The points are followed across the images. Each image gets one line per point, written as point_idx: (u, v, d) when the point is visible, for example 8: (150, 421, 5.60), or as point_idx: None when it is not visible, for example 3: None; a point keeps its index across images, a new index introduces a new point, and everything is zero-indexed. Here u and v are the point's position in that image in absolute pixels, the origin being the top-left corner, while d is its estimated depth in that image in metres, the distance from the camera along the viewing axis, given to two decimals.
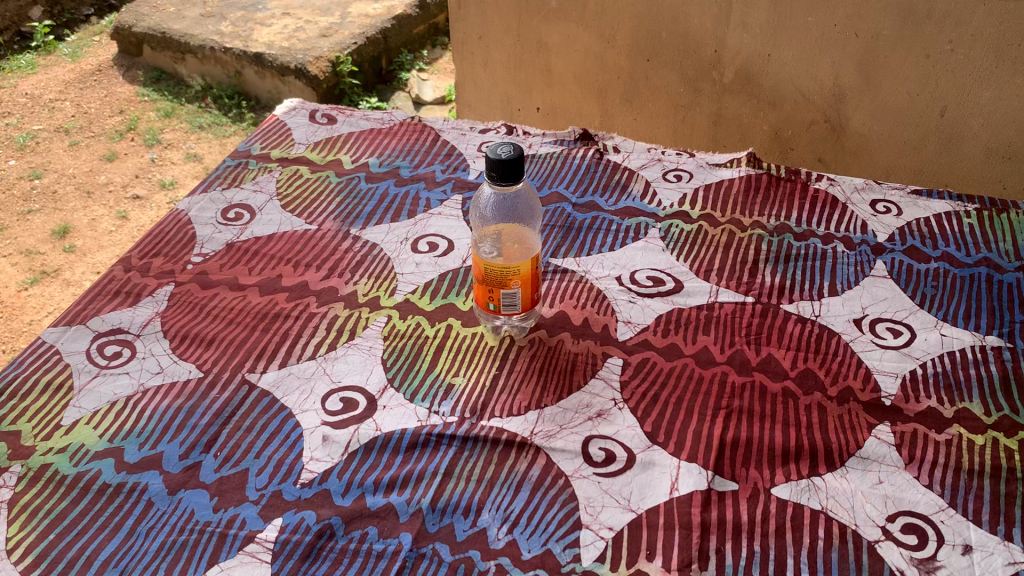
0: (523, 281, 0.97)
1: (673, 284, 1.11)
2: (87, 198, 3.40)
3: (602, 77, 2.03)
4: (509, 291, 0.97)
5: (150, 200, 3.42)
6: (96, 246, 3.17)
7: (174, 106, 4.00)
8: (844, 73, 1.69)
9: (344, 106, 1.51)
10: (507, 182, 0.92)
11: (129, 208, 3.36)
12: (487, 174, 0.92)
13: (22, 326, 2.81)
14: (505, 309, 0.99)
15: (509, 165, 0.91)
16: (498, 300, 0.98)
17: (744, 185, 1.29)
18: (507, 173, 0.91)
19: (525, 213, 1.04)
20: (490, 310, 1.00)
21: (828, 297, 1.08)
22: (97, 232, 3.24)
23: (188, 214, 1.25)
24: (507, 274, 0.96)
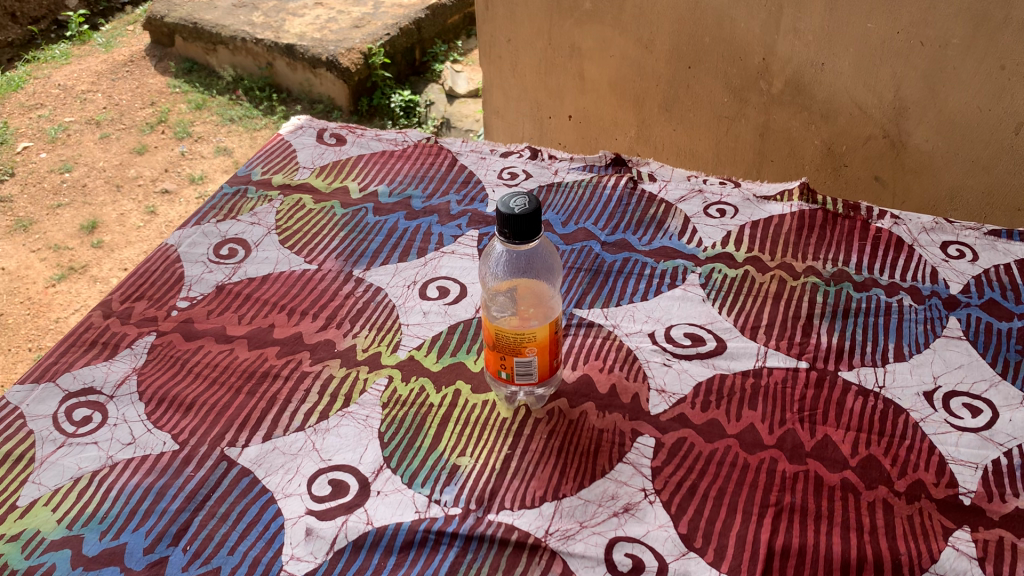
0: (540, 348, 0.84)
1: (714, 344, 0.97)
2: (116, 192, 3.33)
3: (639, 85, 1.89)
4: (524, 359, 0.84)
5: (179, 194, 3.33)
6: (124, 242, 3.09)
7: (205, 98, 3.90)
8: (906, 85, 1.53)
9: (355, 125, 1.39)
10: (522, 240, 0.79)
11: (158, 203, 3.28)
12: (497, 230, 0.79)
13: (48, 324, 2.75)
14: (519, 378, 0.86)
15: (525, 221, 0.78)
16: (511, 368, 0.85)
17: (795, 222, 1.14)
18: (520, 230, 0.78)
19: (543, 268, 0.90)
20: (502, 378, 0.87)
21: (893, 363, 0.94)
22: (126, 227, 3.16)
23: (177, 251, 1.14)
24: (521, 340, 0.83)
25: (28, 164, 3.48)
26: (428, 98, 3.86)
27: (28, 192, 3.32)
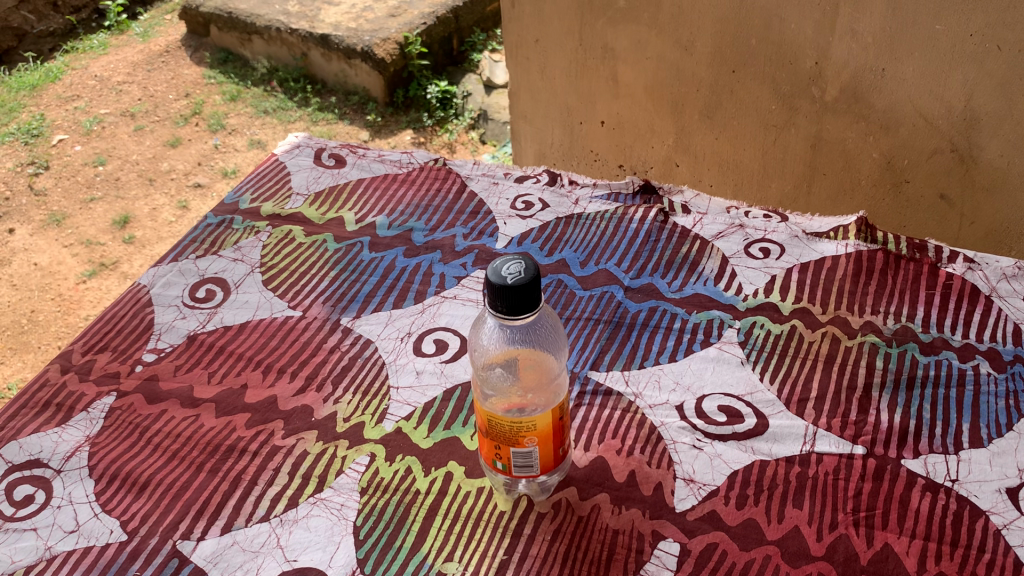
0: (542, 438, 0.69)
1: (753, 421, 0.82)
2: (149, 185, 3.22)
3: (677, 90, 1.72)
4: (523, 449, 0.70)
5: (212, 188, 3.21)
6: (155, 237, 2.98)
7: (239, 89, 3.79)
8: (980, 94, 1.35)
9: (357, 145, 1.29)
10: (516, 314, 0.64)
11: (190, 197, 3.16)
12: (489, 301, 0.65)
13: (79, 322, 2.65)
14: (517, 470, 0.72)
15: (516, 292, 0.63)
16: (507, 459, 0.71)
17: (851, 267, 0.99)
18: (516, 304, 0.63)
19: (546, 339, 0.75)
20: (498, 468, 0.73)
21: (968, 449, 0.79)
22: (158, 223, 3.05)
23: (149, 292, 1.03)
24: (518, 430, 0.68)
25: (63, 157, 3.40)
26: (466, 88, 3.67)
27: (62, 185, 3.24)
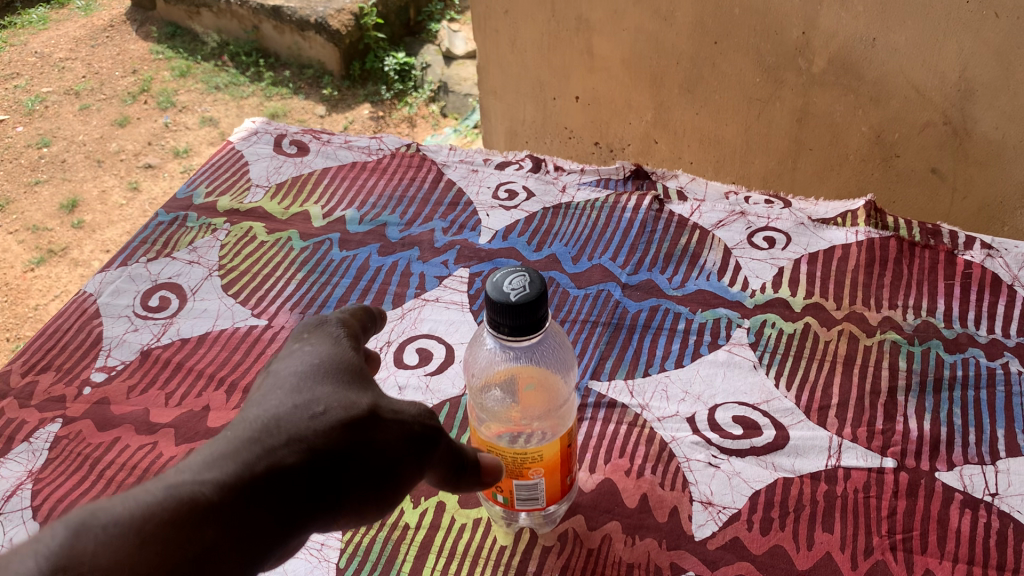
0: (550, 468, 0.60)
1: (771, 433, 0.75)
2: (97, 167, 3.04)
3: (655, 62, 1.63)
4: (527, 483, 0.61)
5: (164, 168, 3.04)
6: (106, 221, 2.81)
7: (189, 65, 3.58)
8: (974, 64, 1.29)
9: (321, 130, 1.19)
10: (518, 336, 0.56)
11: (141, 178, 2.99)
12: (492, 322, 0.56)
13: (26, 312, 2.49)
14: (521, 504, 0.63)
15: (512, 314, 0.55)
16: (509, 492, 0.62)
17: (863, 256, 0.92)
18: (523, 323, 0.55)
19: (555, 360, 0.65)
20: (498, 502, 0.64)
21: (1005, 459, 0.72)
22: (108, 206, 2.88)
23: (96, 301, 0.93)
24: (523, 461, 0.59)
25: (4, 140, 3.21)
26: (424, 60, 3.54)
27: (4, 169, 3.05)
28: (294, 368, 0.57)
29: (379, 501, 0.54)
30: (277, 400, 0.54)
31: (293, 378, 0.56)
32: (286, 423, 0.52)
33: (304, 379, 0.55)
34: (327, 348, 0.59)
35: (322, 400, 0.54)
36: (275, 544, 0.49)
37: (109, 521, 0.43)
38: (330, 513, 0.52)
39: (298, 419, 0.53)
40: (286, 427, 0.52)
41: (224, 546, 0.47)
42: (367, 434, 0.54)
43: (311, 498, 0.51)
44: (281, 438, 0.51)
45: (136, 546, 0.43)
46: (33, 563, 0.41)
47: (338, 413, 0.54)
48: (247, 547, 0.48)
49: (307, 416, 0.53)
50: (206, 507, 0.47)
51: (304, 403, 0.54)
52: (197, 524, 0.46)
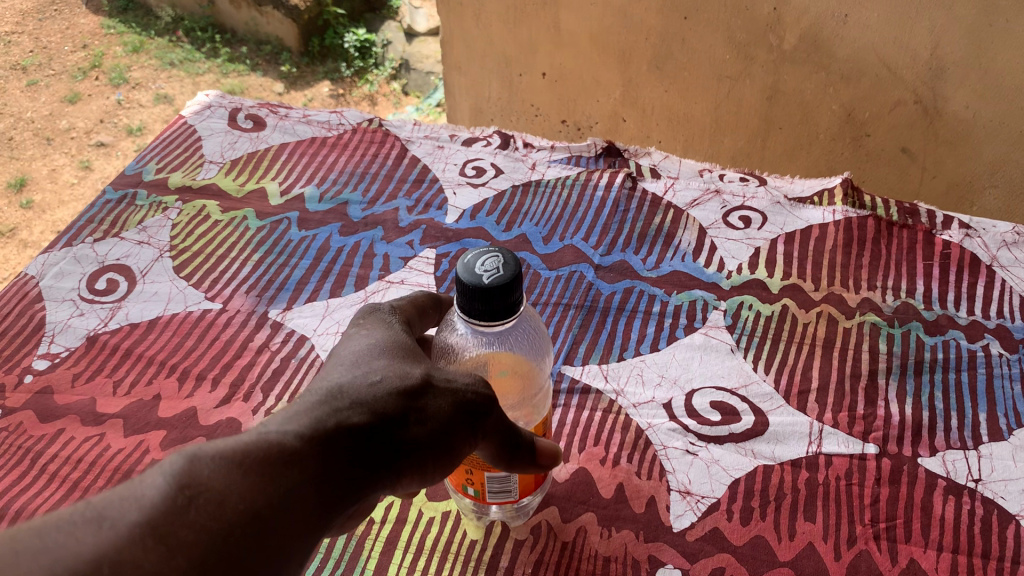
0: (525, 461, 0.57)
1: (750, 419, 0.72)
2: (46, 145, 2.90)
3: (624, 38, 1.60)
4: (500, 475, 0.57)
5: (117, 147, 2.93)
6: (56, 202, 2.68)
7: (142, 40, 3.43)
8: (946, 41, 1.27)
9: (278, 104, 1.14)
10: (488, 321, 0.52)
11: (93, 157, 2.87)
12: (464, 307, 0.52)
13: None
14: (492, 497, 0.59)
15: (484, 297, 0.51)
16: (480, 485, 0.58)
17: (840, 236, 0.90)
18: (496, 305, 0.51)
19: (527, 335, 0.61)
20: (468, 495, 0.60)
21: (988, 444, 0.70)
22: (58, 185, 2.75)
23: (39, 284, 0.87)
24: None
25: None
26: (386, 37, 3.47)
27: None
28: (352, 345, 0.54)
29: (438, 468, 0.50)
30: (336, 370, 0.51)
31: (352, 351, 0.53)
32: (349, 389, 0.49)
33: (364, 352, 0.53)
34: (384, 324, 0.56)
35: (381, 370, 0.51)
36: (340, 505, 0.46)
37: (209, 457, 0.42)
38: (389, 476, 0.49)
39: (357, 388, 0.49)
40: (347, 394, 0.49)
41: (297, 499, 0.43)
42: (423, 403, 0.50)
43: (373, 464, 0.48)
44: (346, 403, 0.48)
45: (235, 479, 0.42)
46: (160, 480, 0.40)
47: (399, 380, 0.51)
48: (320, 503, 0.44)
49: (367, 383, 0.50)
50: (280, 457, 0.44)
51: (363, 372, 0.51)
52: (272, 472, 0.43)
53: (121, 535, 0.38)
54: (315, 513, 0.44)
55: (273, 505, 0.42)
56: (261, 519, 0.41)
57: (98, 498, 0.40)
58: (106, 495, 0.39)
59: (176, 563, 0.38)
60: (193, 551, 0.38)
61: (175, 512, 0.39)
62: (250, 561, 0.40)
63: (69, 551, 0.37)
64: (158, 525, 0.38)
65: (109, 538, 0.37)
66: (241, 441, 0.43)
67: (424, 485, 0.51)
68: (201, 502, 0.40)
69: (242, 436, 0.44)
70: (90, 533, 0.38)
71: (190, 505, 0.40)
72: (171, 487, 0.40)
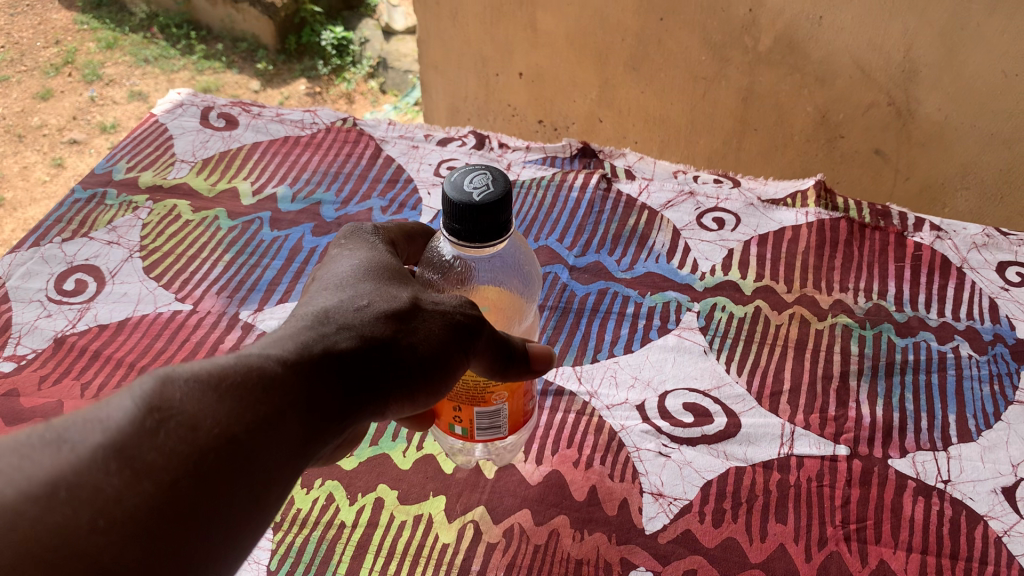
0: (513, 391, 0.57)
1: (723, 420, 0.72)
2: (17, 142, 2.85)
3: (600, 39, 1.60)
4: (490, 409, 0.58)
5: (90, 144, 2.89)
6: (27, 200, 2.64)
7: (116, 37, 3.38)
8: (919, 44, 1.28)
9: (251, 103, 1.13)
10: (477, 242, 0.53)
11: (65, 154, 2.83)
12: (455, 229, 0.52)
13: None
14: (480, 435, 0.59)
15: (474, 213, 0.52)
16: (469, 423, 0.58)
17: (813, 238, 0.91)
18: (486, 224, 0.52)
19: (515, 270, 0.64)
20: (456, 435, 0.60)
21: (957, 445, 0.70)
22: (29, 183, 2.70)
23: (5, 284, 0.86)
24: (487, 384, 0.56)
25: None
26: (363, 34, 3.45)
27: None
28: (339, 271, 0.57)
29: (428, 389, 0.53)
30: (324, 296, 0.54)
31: (338, 278, 0.55)
32: (336, 314, 0.52)
33: (349, 278, 0.55)
34: (369, 250, 0.59)
35: (367, 295, 0.54)
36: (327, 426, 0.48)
37: (184, 379, 0.44)
38: (379, 397, 0.51)
39: (345, 312, 0.52)
40: (334, 318, 0.51)
41: (284, 419, 0.46)
42: (411, 325, 0.53)
43: (361, 385, 0.50)
44: (334, 327, 0.51)
45: (212, 402, 0.43)
46: (127, 401, 0.41)
47: (386, 304, 0.53)
48: (306, 424, 0.47)
49: (354, 307, 0.52)
50: (266, 379, 0.46)
51: (350, 298, 0.53)
52: (259, 393, 0.45)
53: (80, 458, 0.39)
54: (301, 433, 0.47)
55: (258, 423, 0.44)
56: (240, 443, 0.43)
57: (61, 420, 0.41)
58: (69, 419, 0.41)
59: (141, 486, 0.39)
60: (159, 476, 0.40)
61: (144, 435, 0.40)
62: (231, 482, 0.42)
63: (26, 470, 0.38)
64: (123, 448, 0.39)
65: (68, 458, 0.39)
66: (224, 362, 0.45)
67: (417, 407, 0.54)
68: (171, 426, 0.41)
69: (226, 358, 0.46)
70: (47, 456, 0.38)
71: (159, 429, 0.41)
72: (140, 410, 0.41)
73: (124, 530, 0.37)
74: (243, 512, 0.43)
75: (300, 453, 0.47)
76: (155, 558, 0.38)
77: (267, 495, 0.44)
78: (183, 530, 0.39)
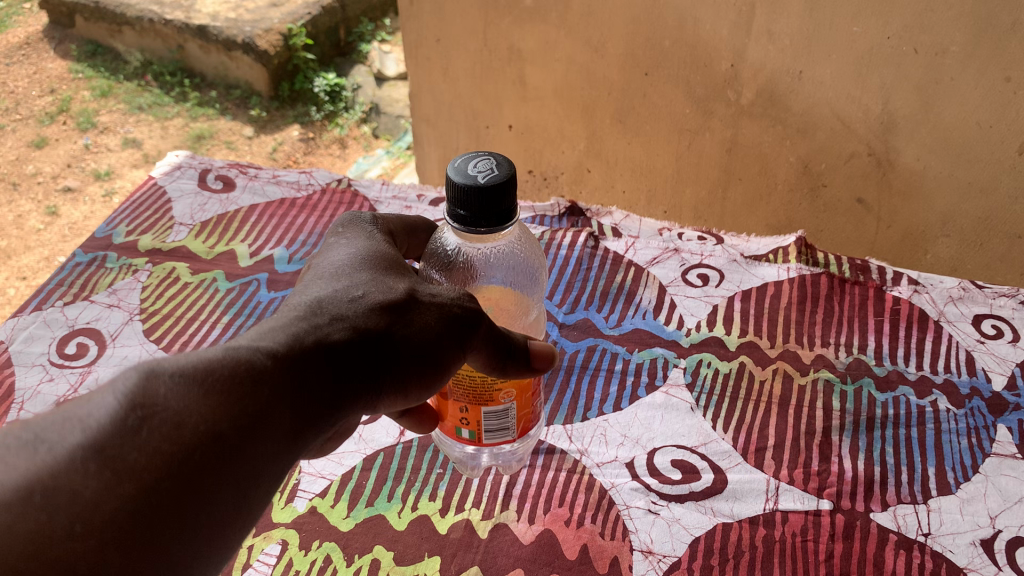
0: (521, 389, 0.61)
1: (710, 477, 0.74)
2: (12, 190, 2.88)
3: (588, 94, 1.64)
4: (497, 408, 0.61)
5: (84, 192, 2.91)
6: (22, 247, 2.66)
7: (110, 85, 3.42)
8: (895, 97, 1.32)
9: (247, 165, 1.16)
10: (486, 224, 0.57)
11: (59, 202, 2.85)
12: (467, 215, 0.57)
13: None
14: (488, 438, 0.62)
15: (480, 195, 0.56)
16: (477, 424, 0.61)
17: (795, 293, 0.94)
18: (494, 206, 0.56)
19: (520, 273, 0.70)
20: (464, 438, 0.63)
21: (936, 498, 0.72)
22: (23, 231, 2.73)
23: (8, 349, 0.88)
24: (495, 383, 0.59)
25: None
26: (355, 81, 3.49)
27: None
28: (335, 259, 0.61)
29: (422, 378, 0.57)
30: (320, 284, 0.58)
31: (333, 267, 0.59)
32: (329, 304, 0.56)
33: (343, 268, 0.59)
34: (363, 240, 0.63)
35: (362, 286, 0.57)
36: (319, 414, 0.52)
37: (169, 373, 0.47)
38: (373, 386, 0.55)
39: (339, 303, 0.56)
40: (328, 310, 0.55)
41: (274, 412, 0.50)
42: (405, 317, 0.57)
43: (354, 375, 0.54)
44: (327, 318, 0.55)
45: (199, 397, 0.47)
46: (110, 399, 0.45)
47: (380, 296, 0.57)
48: (296, 416, 0.51)
49: (348, 298, 0.56)
50: (255, 372, 0.50)
51: (345, 288, 0.57)
52: (248, 387, 0.49)
53: (58, 461, 0.43)
54: (292, 424, 0.51)
55: (246, 420, 0.48)
56: (225, 441, 0.47)
57: (44, 419, 0.45)
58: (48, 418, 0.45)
59: (119, 490, 0.43)
60: (141, 477, 0.43)
61: (125, 434, 0.44)
62: (216, 477, 0.46)
63: (6, 472, 0.42)
64: (103, 448, 0.44)
65: (48, 461, 0.43)
66: (215, 357, 0.49)
67: (410, 399, 0.58)
68: (153, 423, 0.45)
69: (217, 350, 0.50)
70: (27, 455, 0.43)
71: (142, 426, 0.45)
72: (123, 408, 0.45)
73: (102, 535, 0.41)
74: (230, 504, 0.47)
75: (290, 443, 0.51)
76: (139, 558, 0.42)
77: (252, 488, 0.48)
78: (166, 533, 0.43)
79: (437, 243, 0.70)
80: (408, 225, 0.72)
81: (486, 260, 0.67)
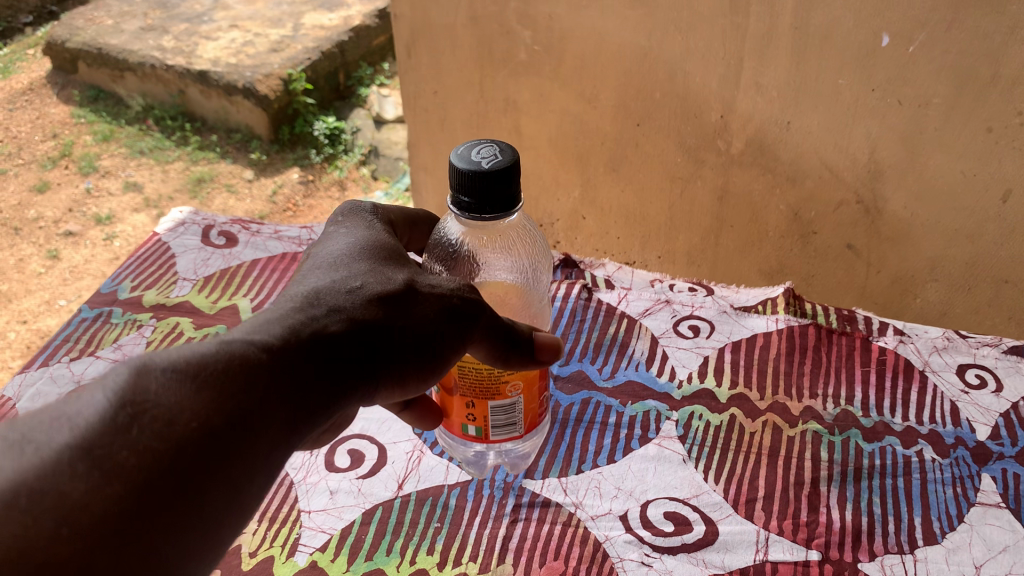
0: (527, 382, 0.68)
1: (701, 528, 0.76)
2: (14, 235, 2.91)
3: (581, 143, 1.67)
4: (504, 403, 0.68)
5: (84, 236, 2.93)
6: (23, 291, 2.69)
7: (112, 129, 3.47)
8: (881, 147, 1.35)
9: (249, 220, 1.18)
10: (487, 204, 0.63)
11: (60, 246, 2.88)
12: (472, 198, 0.63)
13: None
14: (494, 433, 0.69)
15: (484, 178, 0.62)
16: (484, 419, 0.68)
17: (783, 344, 0.96)
18: (497, 190, 0.63)
19: (521, 271, 0.78)
20: (471, 434, 0.70)
21: (923, 547, 0.74)
22: (24, 275, 2.75)
23: (16, 405, 0.90)
24: (502, 376, 0.66)
25: None
26: (355, 124, 3.53)
27: None
28: (332, 252, 0.64)
29: (423, 363, 0.61)
30: (319, 276, 0.61)
31: (330, 262, 0.63)
32: (326, 295, 0.59)
33: (341, 261, 0.62)
34: (360, 233, 0.66)
35: (360, 278, 0.61)
36: (318, 404, 0.55)
37: (161, 369, 0.49)
38: (371, 375, 0.58)
39: (338, 294, 0.59)
40: (326, 302, 0.58)
41: (269, 406, 0.52)
42: (405, 306, 0.60)
43: (352, 365, 0.57)
44: (323, 310, 0.58)
45: (190, 393, 0.49)
46: (101, 398, 0.47)
47: (380, 287, 0.61)
48: (292, 412, 0.53)
49: (346, 289, 0.60)
50: (251, 363, 0.52)
51: (343, 279, 0.60)
52: (244, 377, 0.51)
53: (45, 463, 0.43)
54: (286, 419, 0.53)
55: (239, 415, 0.50)
56: (216, 437, 0.48)
57: (30, 421, 0.46)
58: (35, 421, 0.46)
59: (105, 491, 0.43)
60: (130, 477, 0.44)
61: (114, 433, 0.45)
62: (210, 477, 0.47)
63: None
64: (91, 449, 0.44)
65: (34, 463, 0.43)
66: (207, 354, 0.51)
67: (408, 387, 0.61)
68: (143, 421, 0.46)
69: (210, 346, 0.52)
70: (14, 456, 0.44)
71: (132, 423, 0.46)
72: (113, 406, 0.46)
73: (87, 538, 0.42)
74: (225, 504, 0.48)
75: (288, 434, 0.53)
76: (125, 553, 0.43)
77: (246, 485, 0.49)
78: (156, 530, 0.44)
79: (439, 234, 0.79)
80: (410, 217, 0.79)
81: (489, 255, 0.76)
